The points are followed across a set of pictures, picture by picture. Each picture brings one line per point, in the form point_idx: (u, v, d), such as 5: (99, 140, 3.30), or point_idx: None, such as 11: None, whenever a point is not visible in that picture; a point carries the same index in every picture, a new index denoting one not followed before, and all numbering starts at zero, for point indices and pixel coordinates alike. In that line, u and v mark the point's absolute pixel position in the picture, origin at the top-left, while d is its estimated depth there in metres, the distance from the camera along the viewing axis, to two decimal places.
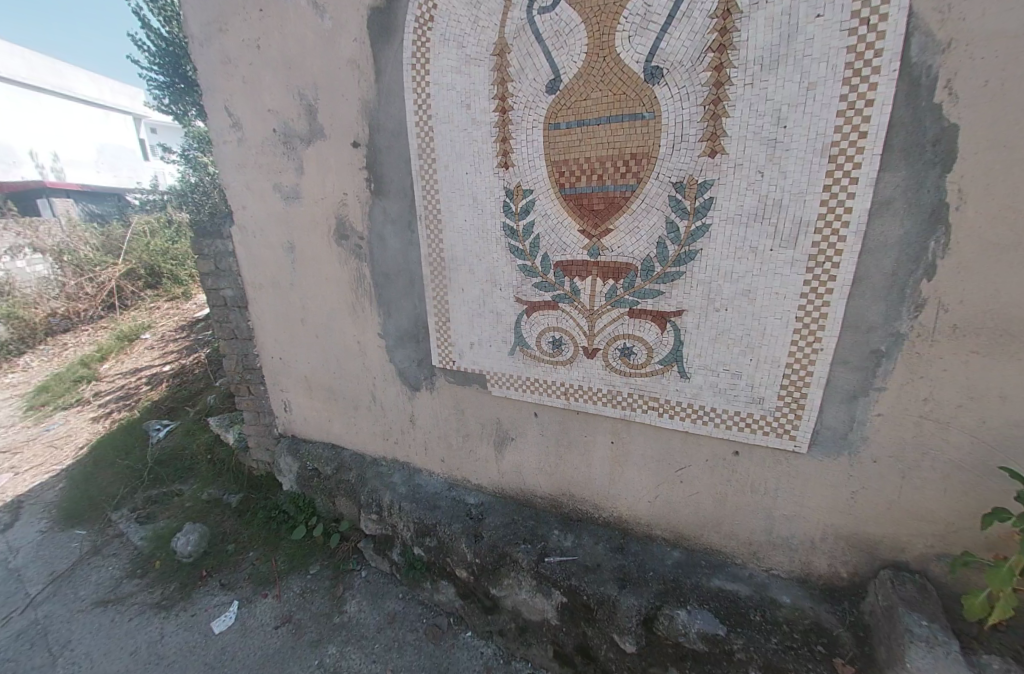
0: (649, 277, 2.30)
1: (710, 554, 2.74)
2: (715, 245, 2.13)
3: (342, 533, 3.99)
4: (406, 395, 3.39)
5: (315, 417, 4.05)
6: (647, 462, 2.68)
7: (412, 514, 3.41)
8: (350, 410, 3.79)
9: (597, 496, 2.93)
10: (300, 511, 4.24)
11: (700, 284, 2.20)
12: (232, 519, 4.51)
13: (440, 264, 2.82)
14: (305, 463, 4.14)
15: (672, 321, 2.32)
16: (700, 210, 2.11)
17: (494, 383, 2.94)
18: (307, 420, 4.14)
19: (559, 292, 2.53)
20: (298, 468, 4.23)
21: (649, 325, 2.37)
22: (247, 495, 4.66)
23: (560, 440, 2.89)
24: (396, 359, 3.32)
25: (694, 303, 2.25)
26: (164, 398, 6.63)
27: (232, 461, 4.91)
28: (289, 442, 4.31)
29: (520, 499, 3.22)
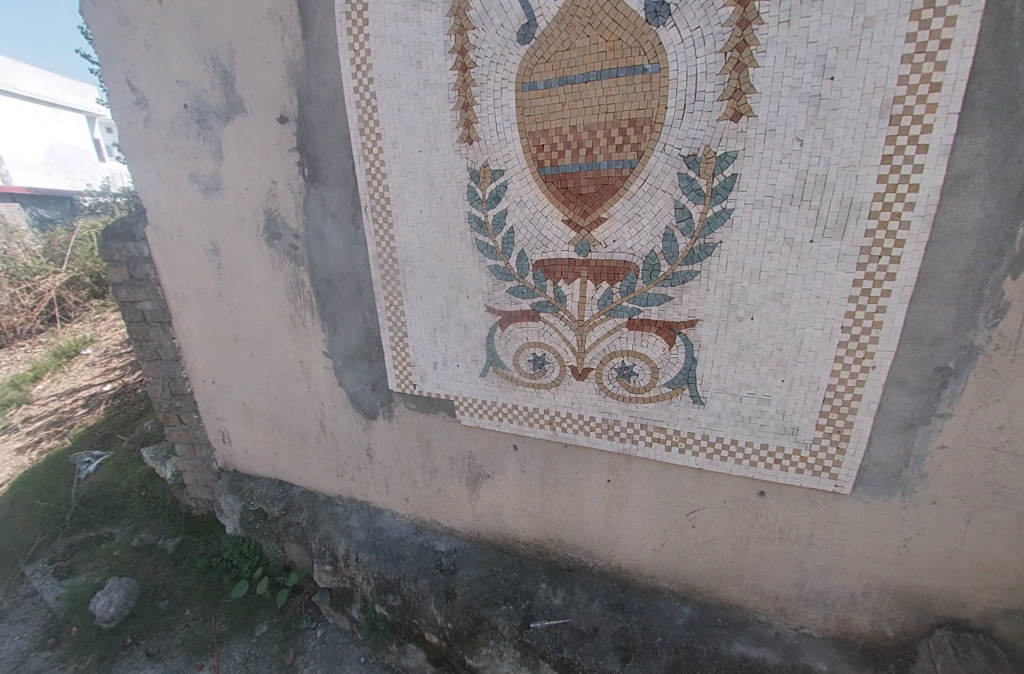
0: (653, 279, 1.81)
1: (728, 611, 2.27)
2: (738, 236, 1.66)
3: (292, 585, 3.38)
4: (360, 424, 2.84)
5: (258, 448, 3.45)
6: (651, 504, 2.19)
7: (371, 567, 2.85)
8: (297, 442, 3.21)
9: (591, 542, 2.43)
10: (244, 560, 3.62)
11: (719, 288, 1.73)
12: (167, 569, 3.86)
13: (392, 267, 2.29)
14: (249, 502, 3.56)
15: (682, 334, 1.84)
16: (719, 191, 1.64)
17: (463, 410, 2.42)
18: (249, 452, 3.54)
19: (540, 300, 2.02)
20: (242, 508, 3.62)
21: (653, 339, 1.88)
22: (184, 539, 4.00)
23: (546, 478, 2.39)
24: (346, 383, 2.76)
25: (710, 312, 1.77)
26: (98, 424, 5.86)
27: (168, 499, 4.24)
28: (230, 478, 3.70)
29: (499, 545, 2.69)
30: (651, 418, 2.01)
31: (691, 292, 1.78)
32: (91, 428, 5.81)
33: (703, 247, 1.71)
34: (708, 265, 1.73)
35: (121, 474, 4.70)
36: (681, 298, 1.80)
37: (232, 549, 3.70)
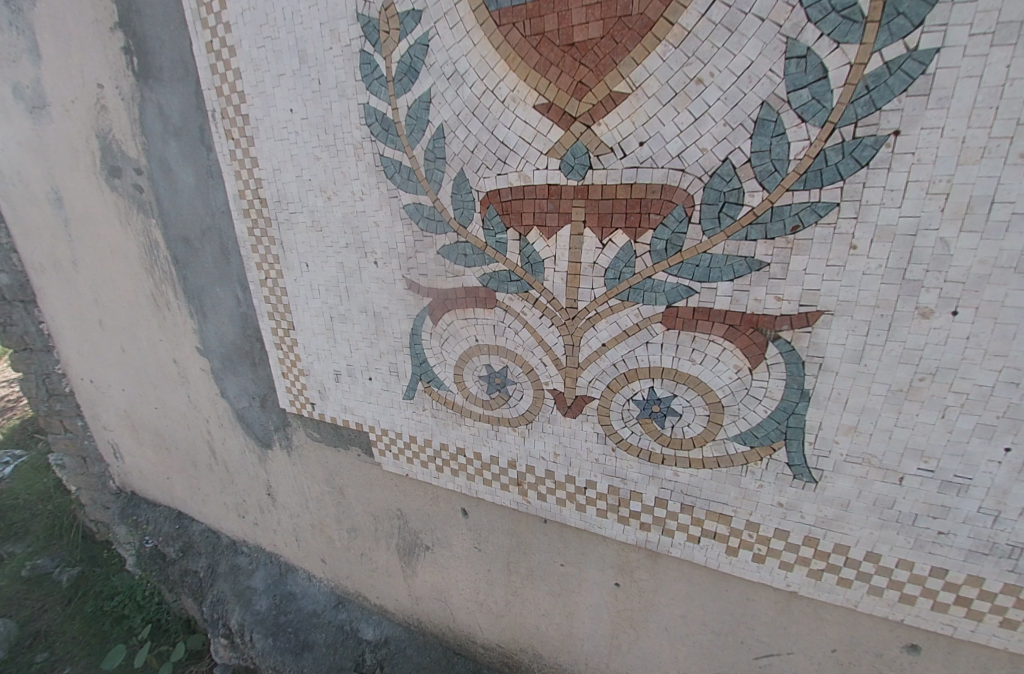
0: (724, 228, 0.88)
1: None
2: (941, 119, 0.72)
3: (188, 649, 2.44)
4: (252, 454, 1.95)
5: (149, 470, 2.61)
6: (694, 633, 1.23)
7: (265, 659, 1.95)
8: (188, 467, 2.35)
9: (585, 669, 1.48)
10: (139, 608, 2.73)
11: (881, 245, 0.80)
12: (53, 611, 3.00)
13: (264, 213, 1.42)
14: (143, 535, 2.72)
15: (777, 339, 0.90)
16: (902, 8, 0.70)
17: (384, 451, 1.51)
18: (141, 473, 2.69)
19: (497, 268, 1.10)
20: (137, 542, 2.79)
21: (719, 348, 0.95)
22: (82, 572, 3.14)
23: (512, 566, 1.44)
24: (230, 395, 1.87)
25: (843, 295, 0.84)
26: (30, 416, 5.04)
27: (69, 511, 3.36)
28: (125, 502, 2.87)
29: (448, 644, 1.76)
30: (709, 500, 1.05)
31: (808, 249, 0.84)
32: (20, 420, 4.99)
33: (856, 146, 0.77)
34: (857, 188, 0.79)
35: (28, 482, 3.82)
36: (789, 262, 0.86)
37: (128, 592, 2.83)
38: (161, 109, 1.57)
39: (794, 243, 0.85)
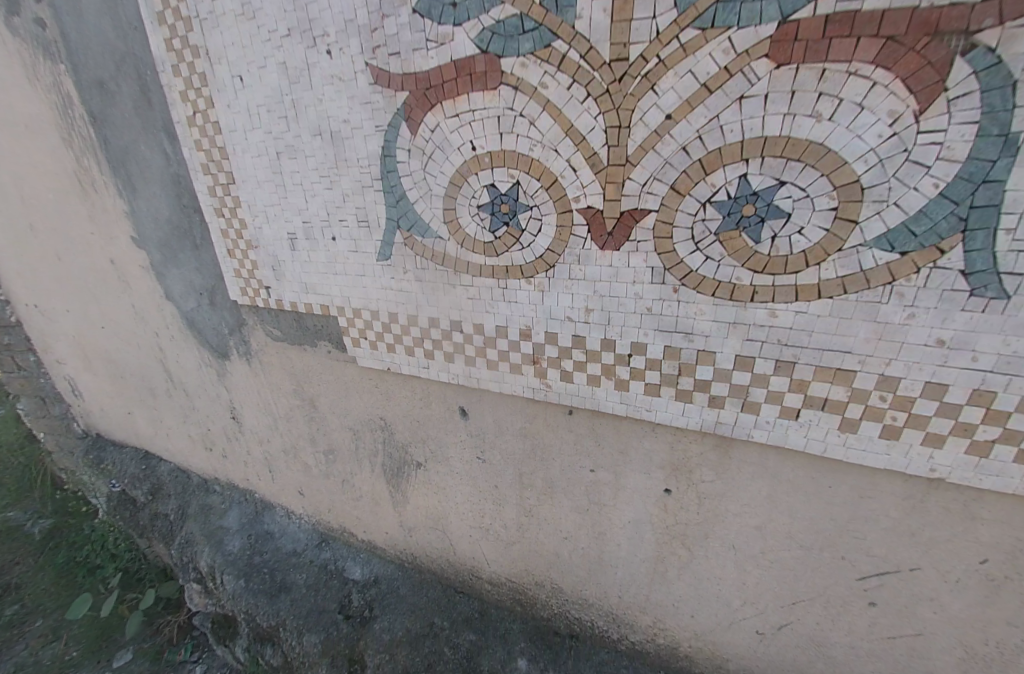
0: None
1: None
2: None
3: (158, 595, 2.30)
4: (206, 369, 1.60)
5: (109, 405, 2.30)
6: (772, 550, 0.92)
7: (238, 601, 1.68)
8: (145, 398, 2.03)
9: (617, 603, 1.19)
10: (113, 557, 2.50)
11: None
12: (27, 563, 2.68)
13: (180, 7, 1.03)
14: (110, 479, 2.44)
15: (969, 48, 0.54)
16: None
17: (359, 341, 1.16)
18: (102, 410, 2.38)
19: (503, 14, 0.73)
20: (105, 487, 2.51)
21: (865, 85, 0.59)
22: (54, 523, 2.82)
23: (525, 477, 1.13)
24: (175, 296, 1.52)
25: None
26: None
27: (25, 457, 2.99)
28: (92, 444, 2.59)
29: (449, 581, 1.48)
30: (824, 351, 0.72)
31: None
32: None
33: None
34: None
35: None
36: None
37: (100, 540, 2.59)
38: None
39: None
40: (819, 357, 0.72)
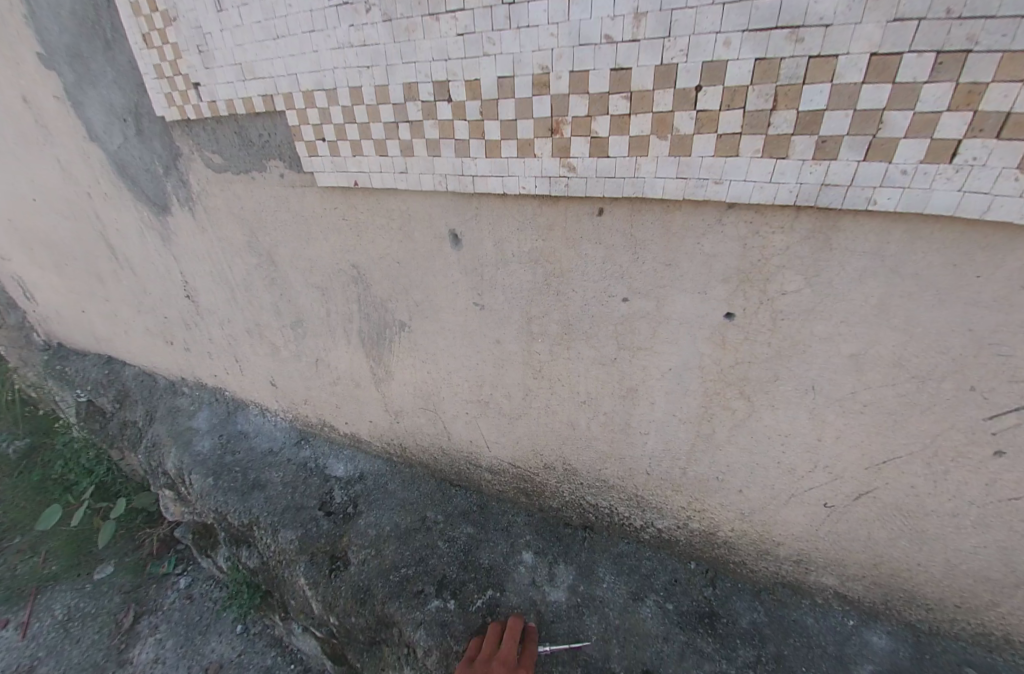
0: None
1: (966, 648, 0.90)
2: None
3: (132, 505, 1.99)
4: (142, 231, 1.31)
5: (52, 305, 2.00)
6: (868, 389, 0.69)
7: (205, 501, 1.47)
8: (84, 288, 1.72)
9: (645, 483, 0.99)
10: (79, 466, 2.12)
11: None
12: None
13: None
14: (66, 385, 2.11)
15: None
16: None
17: (315, 145, 0.84)
18: (46, 313, 2.09)
19: None
20: (60, 398, 2.15)
21: None
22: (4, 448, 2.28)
23: (535, 322, 0.85)
24: (98, 131, 1.22)
25: None
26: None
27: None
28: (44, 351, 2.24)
29: (443, 474, 1.28)
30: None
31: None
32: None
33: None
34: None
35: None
36: None
37: (64, 448, 2.21)
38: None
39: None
40: (1016, 31, 0.42)
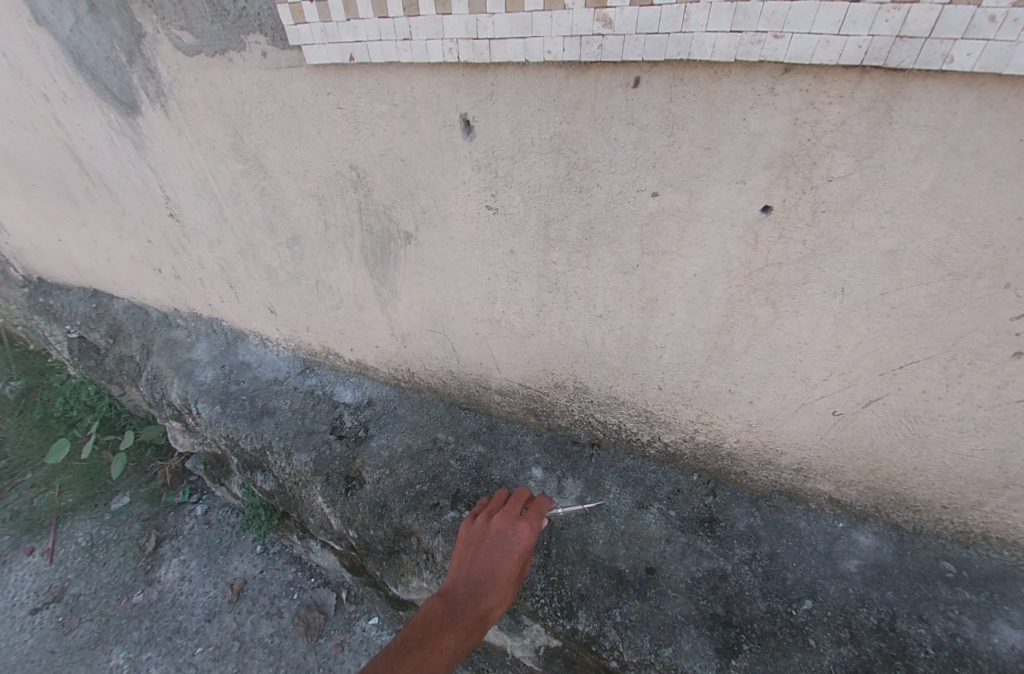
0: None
1: (945, 544, 0.95)
2: None
3: (140, 438, 1.99)
4: (115, 141, 1.20)
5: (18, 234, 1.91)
6: (899, 290, 0.67)
7: (212, 428, 1.44)
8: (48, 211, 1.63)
9: (657, 397, 0.99)
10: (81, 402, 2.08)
11: None
12: None
13: None
14: (39, 324, 2.09)
15: None
16: None
17: (299, 8, 0.74)
18: (17, 245, 2.00)
19: None
20: (42, 337, 2.17)
21: None
22: None
23: (553, 226, 0.81)
24: (39, 10, 1.06)
25: None
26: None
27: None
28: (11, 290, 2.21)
29: (451, 397, 1.28)
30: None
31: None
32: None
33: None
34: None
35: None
36: None
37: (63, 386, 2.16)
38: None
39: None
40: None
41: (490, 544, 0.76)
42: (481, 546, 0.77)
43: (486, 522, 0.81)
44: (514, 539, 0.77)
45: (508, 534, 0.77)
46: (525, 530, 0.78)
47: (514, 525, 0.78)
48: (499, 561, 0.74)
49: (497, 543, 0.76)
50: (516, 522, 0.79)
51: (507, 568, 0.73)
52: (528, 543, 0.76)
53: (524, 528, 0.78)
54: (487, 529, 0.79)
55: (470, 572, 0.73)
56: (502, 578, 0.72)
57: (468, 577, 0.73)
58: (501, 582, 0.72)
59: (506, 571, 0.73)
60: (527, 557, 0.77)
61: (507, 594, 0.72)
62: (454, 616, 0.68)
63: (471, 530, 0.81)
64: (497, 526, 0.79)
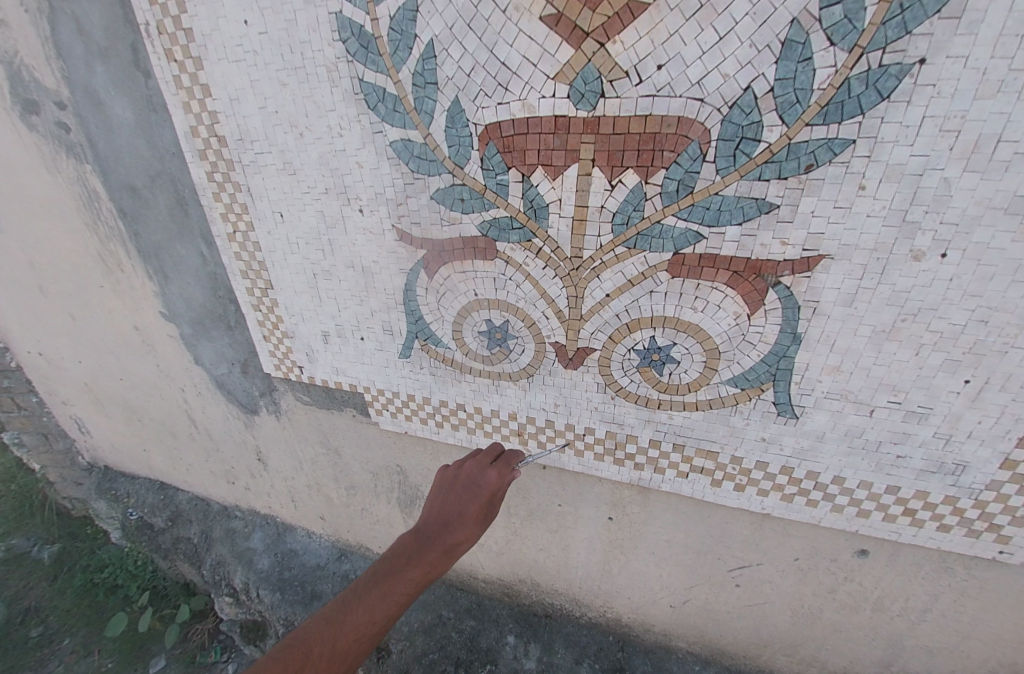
0: (738, 167, 0.78)
1: None
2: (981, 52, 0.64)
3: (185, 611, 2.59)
4: (236, 423, 1.93)
5: (122, 442, 2.60)
6: (678, 553, 1.39)
7: (275, 608, 2.08)
8: (166, 438, 2.35)
9: (579, 590, 1.65)
10: (144, 576, 2.77)
11: (894, 182, 0.74)
12: (48, 581, 2.89)
13: (222, 149, 1.16)
14: (125, 507, 2.77)
15: (778, 280, 0.86)
16: None
17: (381, 411, 1.47)
18: (115, 447, 2.69)
19: (497, 214, 0.96)
20: (120, 516, 2.82)
21: (721, 296, 0.91)
22: (64, 548, 2.96)
23: (512, 510, 1.52)
24: (203, 361, 1.78)
25: (853, 238, 0.79)
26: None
27: (15, 487, 3.03)
28: (102, 477, 2.88)
29: (451, 581, 1.87)
30: (700, 438, 1.12)
31: (817, 192, 0.77)
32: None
33: (880, 75, 0.68)
34: (875, 123, 0.71)
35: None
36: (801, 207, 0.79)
37: (128, 560, 2.81)
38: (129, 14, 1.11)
39: (805, 186, 0.77)
40: (697, 442, 1.12)
41: (461, 488, 1.02)
42: (451, 491, 1.02)
43: (461, 469, 1.06)
44: (480, 486, 1.01)
45: (476, 483, 1.02)
46: (490, 479, 1.02)
47: (483, 473, 1.03)
48: (467, 504, 0.98)
49: (466, 487, 1.02)
50: (482, 473, 1.03)
51: (473, 509, 0.98)
52: (491, 488, 1.01)
53: (491, 475, 1.03)
54: (461, 475, 1.04)
55: (442, 514, 0.98)
56: (467, 517, 0.97)
57: (440, 518, 0.98)
58: (466, 521, 0.97)
59: (471, 511, 0.97)
60: (492, 499, 1.01)
61: (472, 529, 0.97)
62: (425, 549, 0.93)
63: (447, 476, 1.06)
64: (469, 473, 1.05)
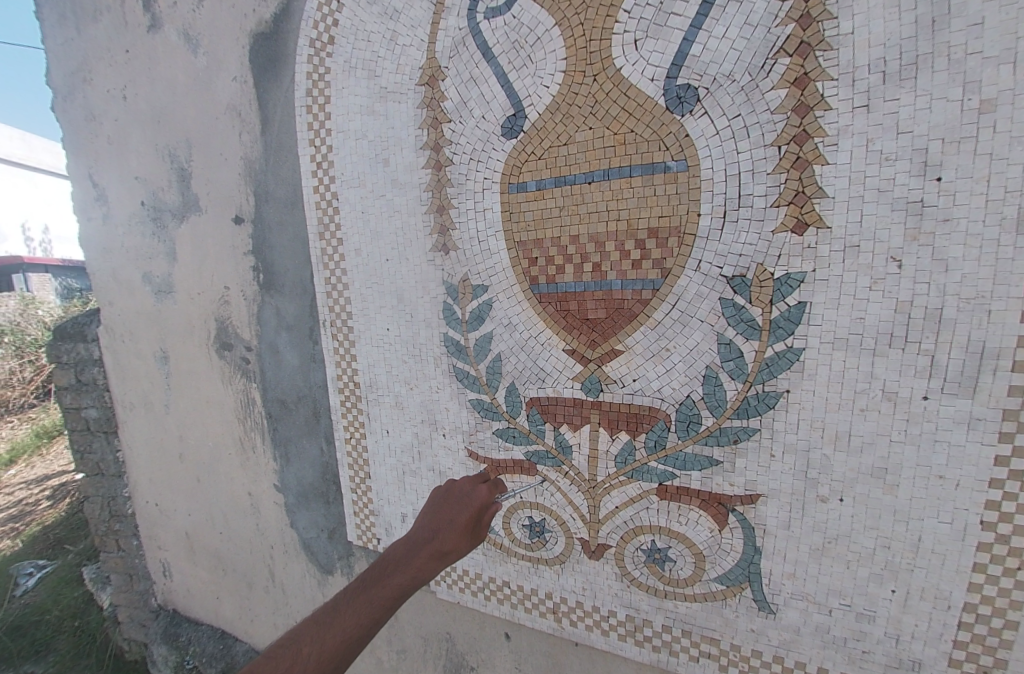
0: (692, 436, 1.24)
1: None
2: (820, 390, 1.11)
3: None
4: (311, 581, 2.26)
5: (200, 589, 2.92)
6: None
7: None
8: (243, 589, 2.67)
9: None
10: None
11: (794, 453, 1.17)
12: None
13: (354, 390, 1.73)
14: (182, 657, 2.95)
15: (735, 508, 1.26)
16: (779, 326, 1.10)
17: (440, 581, 1.79)
18: (190, 592, 2.99)
19: (537, 448, 1.43)
20: (175, 665, 2.99)
21: (697, 515, 1.29)
22: None
23: None
24: (299, 525, 2.20)
25: (777, 483, 1.20)
26: (58, 449, 5.08)
27: (81, 622, 3.32)
28: (165, 622, 3.09)
29: None
30: (701, 625, 1.38)
31: (744, 456, 1.21)
32: (40, 459, 4.93)
33: (765, 396, 1.15)
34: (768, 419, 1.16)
35: (44, 552, 3.83)
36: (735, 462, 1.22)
37: None
38: (313, 313, 1.78)
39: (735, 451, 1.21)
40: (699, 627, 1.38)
41: (454, 500, 1.11)
42: (444, 504, 1.11)
43: (455, 485, 1.16)
44: (471, 498, 1.10)
45: (467, 497, 1.10)
46: (480, 494, 1.11)
47: (475, 489, 1.13)
48: (458, 512, 1.07)
49: (459, 500, 1.11)
50: (473, 488, 1.13)
51: (462, 518, 1.06)
52: (481, 499, 1.09)
53: (481, 490, 1.12)
54: (453, 490, 1.14)
55: (434, 523, 1.06)
56: (455, 527, 1.04)
57: (431, 527, 1.05)
58: (457, 529, 1.04)
59: (461, 520, 1.05)
60: (482, 511, 1.09)
61: (459, 536, 1.03)
62: (415, 553, 0.99)
63: (441, 492, 1.14)
64: (462, 488, 1.14)
